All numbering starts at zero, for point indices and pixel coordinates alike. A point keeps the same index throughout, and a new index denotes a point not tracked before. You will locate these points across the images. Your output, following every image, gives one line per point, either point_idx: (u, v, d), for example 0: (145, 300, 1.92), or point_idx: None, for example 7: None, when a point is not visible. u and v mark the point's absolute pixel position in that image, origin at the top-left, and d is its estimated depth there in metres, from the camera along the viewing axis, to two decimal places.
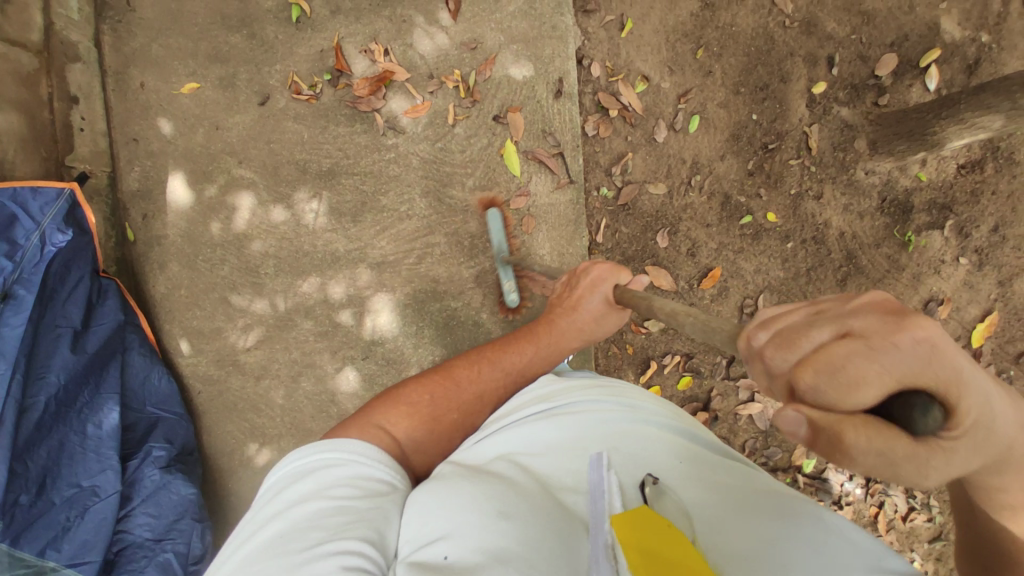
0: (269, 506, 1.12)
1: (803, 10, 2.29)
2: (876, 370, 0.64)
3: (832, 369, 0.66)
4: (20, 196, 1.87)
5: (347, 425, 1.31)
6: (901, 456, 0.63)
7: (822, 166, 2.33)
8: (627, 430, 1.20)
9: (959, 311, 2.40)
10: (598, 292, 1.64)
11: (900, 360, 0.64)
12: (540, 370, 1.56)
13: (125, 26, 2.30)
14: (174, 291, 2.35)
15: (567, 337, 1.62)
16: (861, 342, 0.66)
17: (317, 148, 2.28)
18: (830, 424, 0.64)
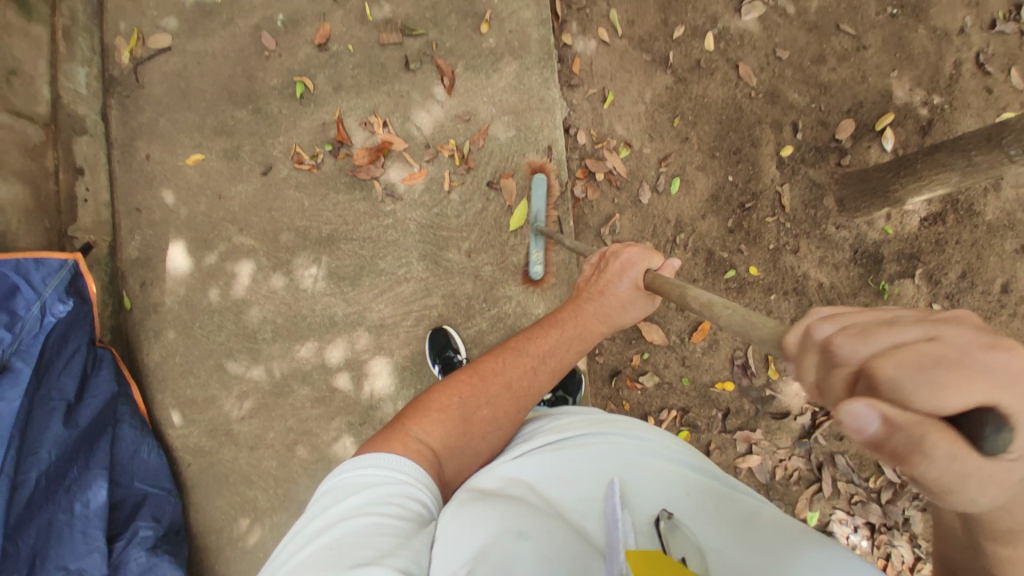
0: (322, 518, 1.14)
1: (767, 83, 2.51)
2: (972, 373, 0.52)
3: (917, 362, 0.54)
4: (23, 266, 1.88)
5: (385, 436, 1.32)
6: (975, 476, 0.53)
7: (796, 222, 2.49)
8: (638, 463, 1.24)
9: None
10: (627, 276, 1.63)
11: (1008, 371, 0.52)
12: (571, 358, 1.58)
13: (132, 101, 2.39)
14: (169, 358, 2.34)
15: (594, 323, 1.62)
16: (952, 346, 0.55)
17: (317, 215, 2.36)
18: (906, 422, 0.52)
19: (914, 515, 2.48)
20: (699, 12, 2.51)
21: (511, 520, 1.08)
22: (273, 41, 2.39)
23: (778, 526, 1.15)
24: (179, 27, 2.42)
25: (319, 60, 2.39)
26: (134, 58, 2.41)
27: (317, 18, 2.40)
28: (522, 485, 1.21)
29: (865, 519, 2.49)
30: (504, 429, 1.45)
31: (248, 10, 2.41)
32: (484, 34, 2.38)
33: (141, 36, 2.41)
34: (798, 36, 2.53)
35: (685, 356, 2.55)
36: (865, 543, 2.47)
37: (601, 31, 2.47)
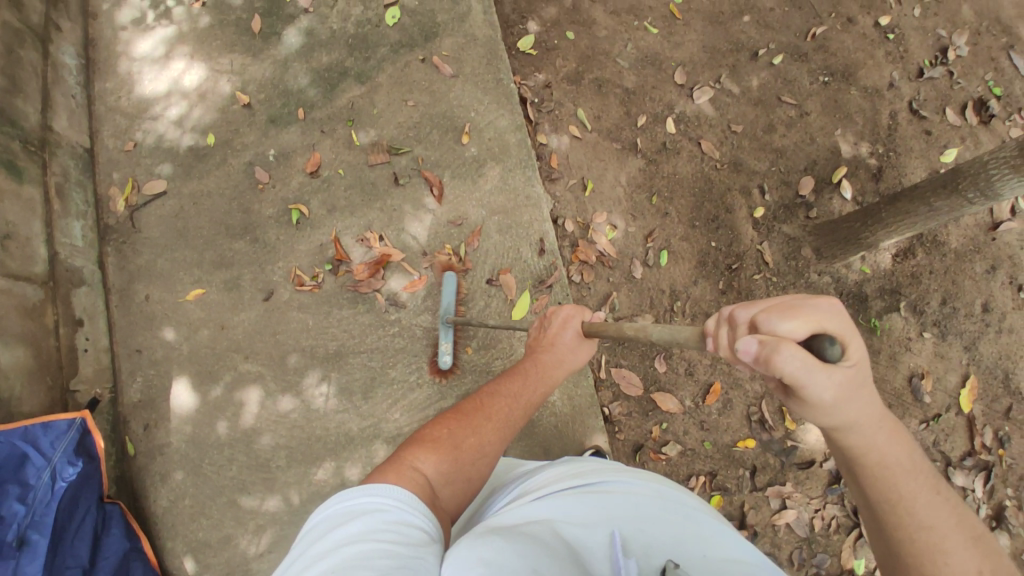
0: (322, 544, 1.08)
1: (728, 154, 2.73)
2: (806, 313, 0.90)
3: (777, 309, 0.92)
4: (31, 432, 1.82)
5: (380, 470, 1.29)
6: (816, 375, 0.85)
7: (782, 275, 2.60)
8: (654, 515, 1.32)
9: (940, 381, 2.57)
10: (569, 326, 1.86)
11: (825, 310, 0.90)
12: (540, 395, 1.67)
13: (129, 246, 2.42)
14: (179, 501, 2.22)
15: (552, 367, 1.76)
16: (797, 300, 0.93)
17: (322, 333, 2.35)
18: (770, 341, 0.87)
19: None
20: (656, 101, 2.78)
21: (546, 562, 1.08)
22: (266, 174, 2.51)
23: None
24: (173, 172, 2.51)
25: (313, 186, 2.51)
26: (129, 205, 2.47)
27: (307, 149, 2.55)
28: (545, 521, 1.25)
29: None
30: (489, 458, 1.47)
31: (240, 149, 2.54)
32: (466, 144, 2.57)
33: (136, 184, 2.49)
34: (747, 111, 2.79)
35: (702, 421, 2.50)
36: None
37: (572, 128, 2.70)
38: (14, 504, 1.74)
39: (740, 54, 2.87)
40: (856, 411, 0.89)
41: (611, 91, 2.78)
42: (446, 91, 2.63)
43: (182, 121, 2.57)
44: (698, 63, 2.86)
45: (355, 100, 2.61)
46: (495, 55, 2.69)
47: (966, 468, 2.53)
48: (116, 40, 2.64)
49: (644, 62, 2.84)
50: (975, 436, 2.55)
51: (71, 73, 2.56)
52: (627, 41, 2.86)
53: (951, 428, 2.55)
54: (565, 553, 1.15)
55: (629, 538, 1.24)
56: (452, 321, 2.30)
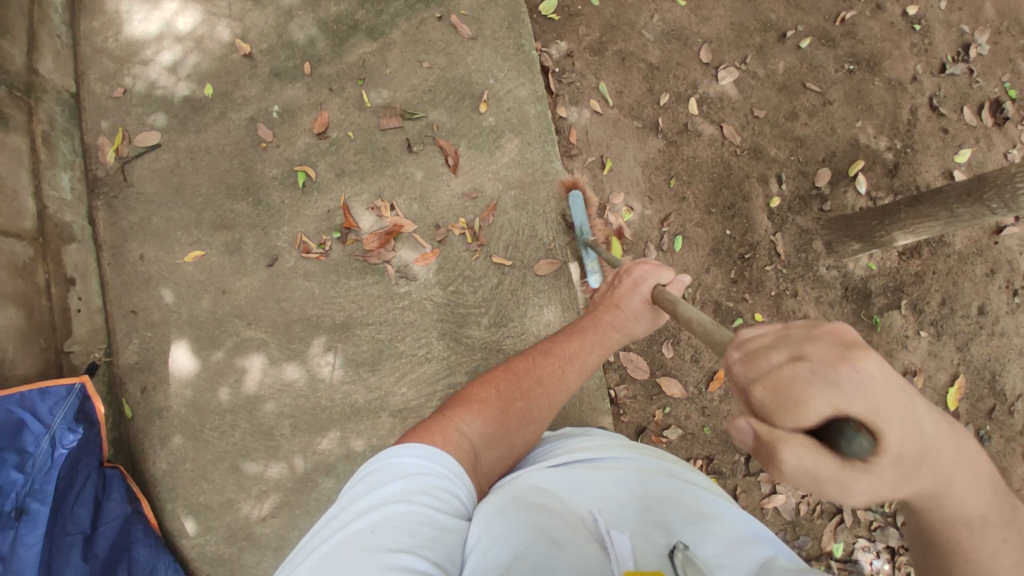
0: (364, 500, 1.12)
1: (749, 140, 2.67)
2: (822, 392, 0.63)
3: (779, 386, 0.66)
4: (28, 399, 1.72)
5: (426, 425, 1.30)
6: (840, 484, 0.63)
7: (792, 267, 2.60)
8: (663, 495, 1.23)
9: (930, 378, 2.64)
10: (638, 290, 1.67)
11: (847, 387, 0.62)
12: (597, 360, 1.57)
13: (122, 200, 2.26)
14: (178, 464, 2.14)
15: (614, 331, 1.62)
16: (812, 364, 0.65)
17: (329, 303, 2.27)
18: (768, 436, 0.65)
19: None
20: (680, 79, 2.69)
21: (545, 530, 1.07)
22: (270, 132, 2.36)
23: (786, 573, 1.06)
24: (168, 124, 2.34)
25: (320, 148, 2.37)
26: (120, 157, 2.29)
27: (314, 107, 2.40)
28: (551, 490, 1.21)
29: (885, 543, 2.49)
30: (535, 425, 1.43)
31: (241, 103, 2.37)
32: (484, 113, 2.45)
33: (127, 135, 2.31)
34: (771, 96, 2.73)
35: (705, 407, 2.49)
36: (887, 566, 2.48)
37: (592, 102, 2.60)
38: (11, 472, 1.67)
39: (769, 34, 2.78)
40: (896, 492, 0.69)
41: (635, 65, 2.67)
42: (464, 54, 2.48)
43: (177, 68, 2.37)
44: (725, 41, 2.75)
45: (367, 57, 2.45)
46: (517, 19, 2.54)
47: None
48: None
49: (670, 36, 2.72)
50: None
51: (53, 9, 2.33)
52: (653, 12, 2.73)
53: None
54: (565, 522, 1.12)
55: (630, 514, 1.17)
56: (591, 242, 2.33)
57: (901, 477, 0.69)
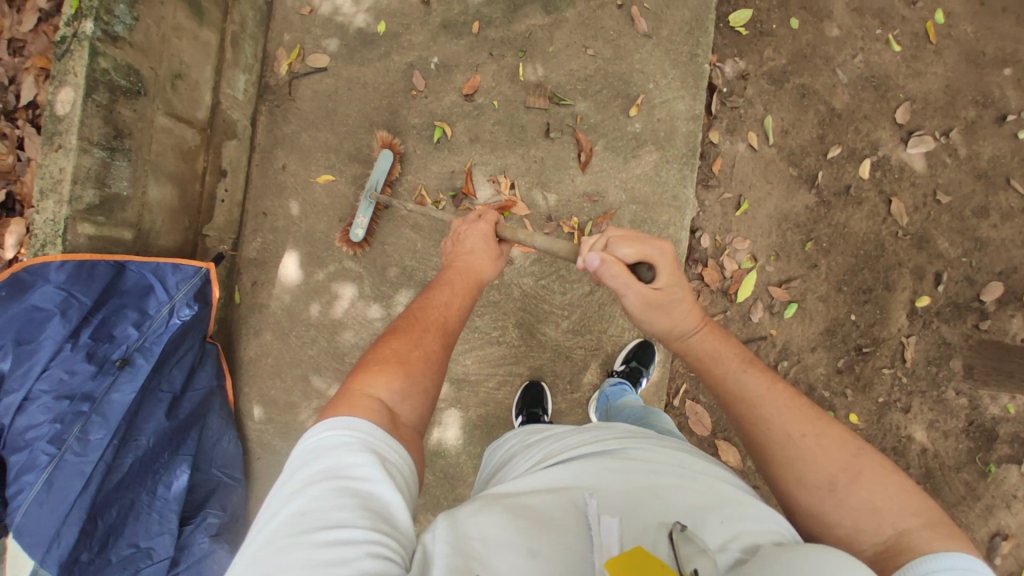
0: (292, 482, 1.04)
1: (918, 224, 2.34)
2: (641, 249, 1.44)
3: (626, 241, 1.45)
4: (161, 269, 1.92)
5: (331, 407, 1.21)
6: (635, 289, 1.42)
7: (914, 377, 2.31)
8: (667, 486, 1.12)
9: (1019, 548, 2.28)
10: (478, 233, 1.84)
11: (649, 249, 1.44)
12: (471, 299, 1.65)
13: (282, 111, 2.47)
14: (263, 357, 2.41)
15: (473, 273, 1.73)
16: (643, 242, 1.45)
17: (426, 259, 2.37)
18: (610, 261, 1.43)
19: None
20: (860, 134, 2.38)
21: (532, 528, 0.99)
22: (423, 82, 2.43)
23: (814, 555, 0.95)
24: (338, 50, 2.48)
25: (463, 109, 2.41)
26: (291, 71, 2.49)
27: (470, 68, 2.42)
28: (536, 482, 1.13)
29: None
30: (438, 368, 1.40)
31: (406, 47, 2.45)
32: (633, 117, 2.35)
33: (302, 52, 2.49)
34: (964, 181, 2.35)
35: (755, 486, 2.34)
36: None
37: (751, 135, 2.39)
38: (129, 326, 1.86)
39: (985, 110, 2.37)
40: (655, 313, 1.43)
41: (814, 106, 2.39)
42: (633, 50, 2.36)
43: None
44: (932, 104, 2.38)
45: (534, 30, 2.40)
46: (701, 26, 2.36)
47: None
48: None
49: (868, 82, 2.40)
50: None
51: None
52: (858, 51, 2.41)
53: None
54: (553, 506, 1.05)
55: (638, 503, 1.07)
56: (372, 198, 2.30)
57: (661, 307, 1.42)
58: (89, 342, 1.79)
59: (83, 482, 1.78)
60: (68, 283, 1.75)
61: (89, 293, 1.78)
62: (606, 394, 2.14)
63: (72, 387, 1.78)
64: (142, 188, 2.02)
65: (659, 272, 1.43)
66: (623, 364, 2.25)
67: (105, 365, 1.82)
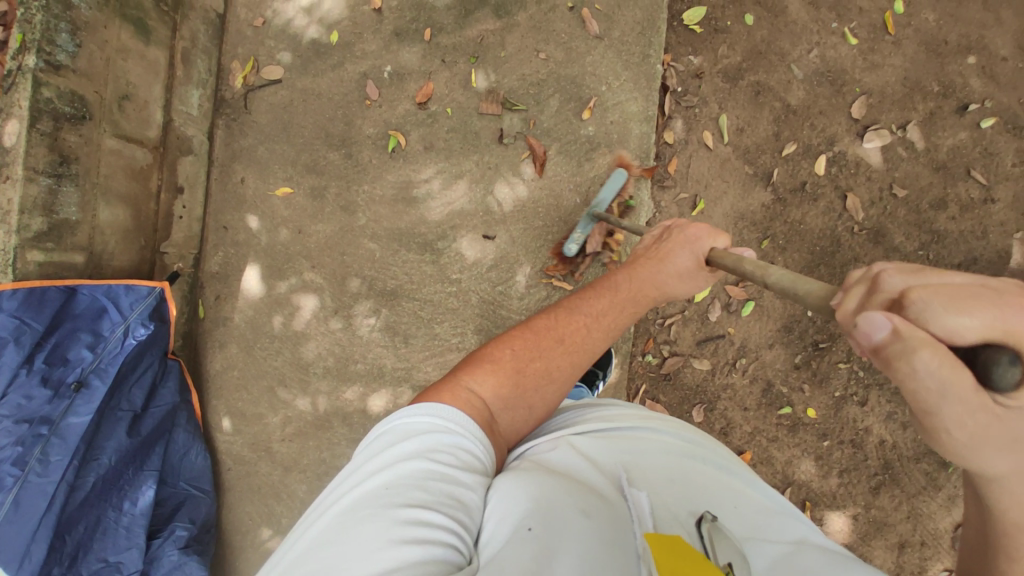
0: (379, 457, 1.10)
1: (874, 219, 2.34)
2: (991, 312, 0.67)
3: (950, 296, 0.69)
4: (114, 291, 2.02)
5: (439, 386, 1.29)
6: (963, 399, 0.67)
7: (871, 370, 2.33)
8: (682, 469, 1.25)
9: None
10: (688, 248, 1.53)
11: (1013, 317, 0.66)
12: (627, 318, 1.51)
13: (238, 125, 2.48)
14: (229, 369, 2.45)
15: (648, 287, 1.54)
16: (989, 294, 0.69)
17: (385, 268, 2.39)
18: (912, 334, 0.67)
19: None
20: (816, 130, 2.37)
21: (576, 496, 1.08)
22: (376, 91, 2.43)
23: (814, 546, 1.13)
24: (292, 62, 2.48)
25: (416, 118, 2.41)
26: (246, 84, 2.49)
27: (422, 75, 2.42)
28: (574, 457, 1.22)
29: None
30: (552, 385, 1.40)
31: (359, 57, 2.45)
32: (585, 121, 2.34)
33: (256, 64, 2.49)
34: (921, 174, 2.34)
35: None
36: None
37: (706, 134, 2.38)
38: (83, 349, 1.95)
39: (946, 101, 2.34)
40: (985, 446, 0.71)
41: (769, 103, 2.37)
42: (585, 53, 2.35)
43: (311, 10, 2.48)
44: (889, 98, 2.36)
45: (486, 35, 2.39)
46: (652, 26, 2.34)
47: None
48: None
49: (823, 77, 2.37)
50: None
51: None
52: (813, 45, 2.38)
53: None
54: (588, 482, 1.15)
55: (659, 485, 1.18)
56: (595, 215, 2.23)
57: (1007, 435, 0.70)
58: (44, 367, 1.87)
59: (47, 501, 1.84)
60: (20, 310, 1.81)
61: (42, 319, 1.86)
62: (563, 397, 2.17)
63: (31, 411, 1.85)
64: (91, 211, 2.07)
65: None
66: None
67: (60, 389, 1.90)
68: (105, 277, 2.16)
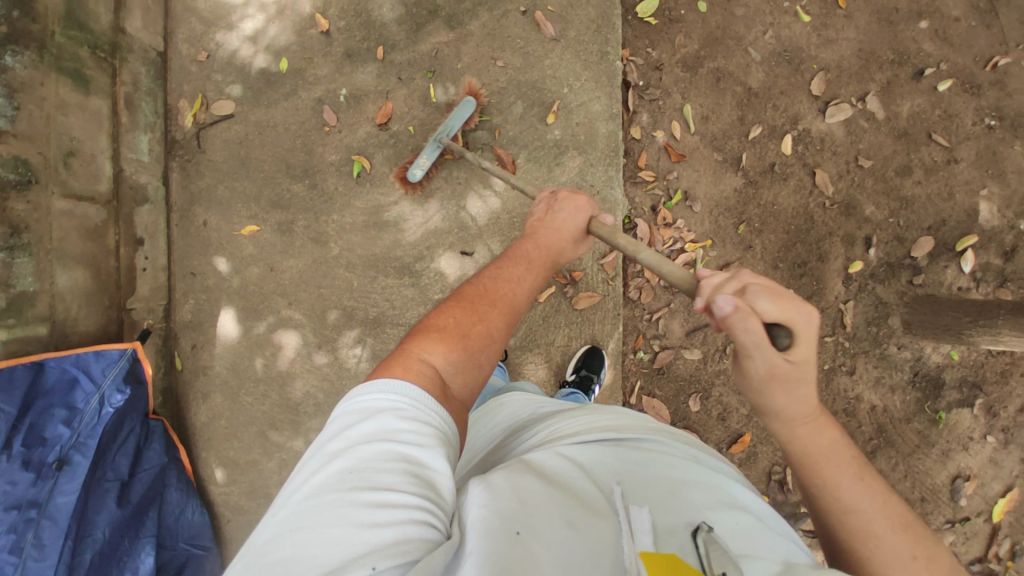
0: (339, 441, 1.04)
1: (843, 192, 2.37)
2: (788, 302, 0.96)
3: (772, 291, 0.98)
4: (83, 360, 1.95)
5: (381, 363, 1.21)
6: (761, 352, 0.98)
7: (856, 340, 2.36)
8: (683, 479, 1.17)
9: (983, 487, 2.31)
10: (579, 216, 1.71)
11: (797, 310, 0.96)
12: (540, 281, 1.54)
13: (194, 165, 2.39)
14: (216, 419, 2.38)
15: (553, 251, 1.63)
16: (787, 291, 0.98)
17: (364, 297, 2.34)
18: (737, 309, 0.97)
19: None
20: (779, 110, 2.38)
21: (563, 506, 1.01)
22: (334, 116, 2.36)
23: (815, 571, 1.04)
24: (243, 95, 2.39)
25: (378, 140, 2.35)
26: (197, 122, 2.39)
27: (379, 96, 2.35)
28: (569, 464, 1.15)
29: None
30: (498, 346, 1.37)
31: (312, 82, 2.37)
32: (551, 125, 2.31)
33: (205, 101, 2.39)
34: (884, 143, 2.37)
35: None
36: None
37: (672, 125, 2.37)
38: (59, 426, 1.88)
39: (902, 68, 2.37)
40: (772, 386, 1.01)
41: (730, 88, 2.38)
42: (542, 56, 2.31)
43: (256, 38, 2.39)
44: (846, 71, 2.38)
45: (440, 48, 2.33)
46: (607, 23, 2.31)
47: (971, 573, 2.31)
48: None
49: (781, 57, 2.38)
50: (992, 545, 2.30)
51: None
52: (767, 26, 2.38)
53: (973, 534, 2.31)
54: (577, 489, 1.08)
55: (657, 494, 1.10)
56: (440, 141, 2.24)
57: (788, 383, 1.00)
58: (23, 450, 1.80)
59: None
60: None
61: (13, 401, 1.78)
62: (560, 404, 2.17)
63: (16, 497, 1.78)
64: (48, 279, 1.97)
65: (800, 341, 0.97)
66: (574, 374, 2.31)
67: (43, 470, 1.83)
68: (72, 346, 2.06)
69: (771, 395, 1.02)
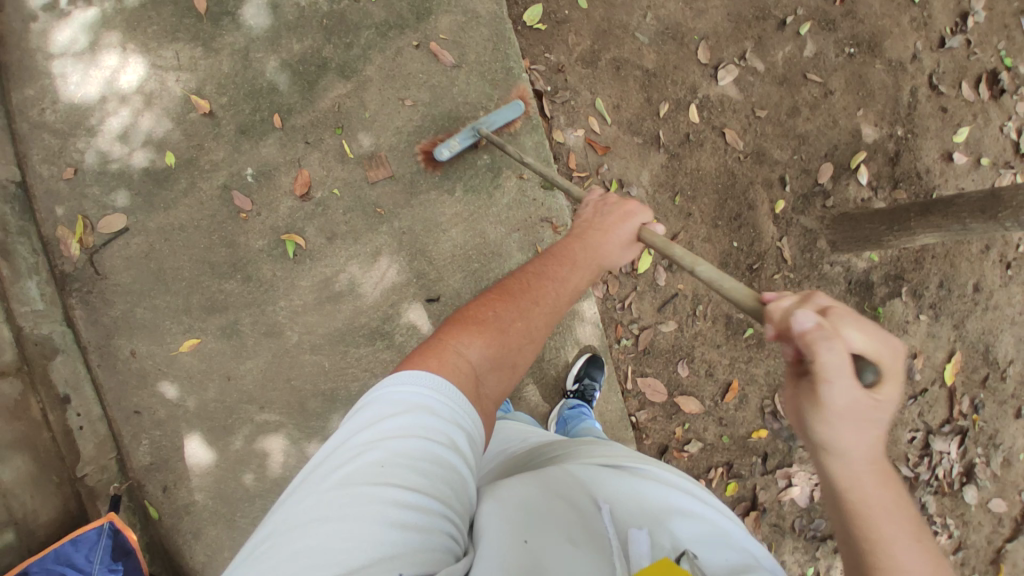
0: (368, 429, 0.95)
1: (752, 143, 2.57)
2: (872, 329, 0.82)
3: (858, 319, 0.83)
4: (63, 553, 1.79)
5: (420, 351, 1.12)
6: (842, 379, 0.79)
7: (797, 270, 2.56)
8: (684, 502, 1.02)
9: (930, 358, 2.61)
10: (631, 222, 1.53)
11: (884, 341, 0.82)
12: (587, 283, 1.42)
13: (98, 295, 2.10)
14: (216, 554, 2.13)
15: (602, 255, 1.47)
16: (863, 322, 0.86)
17: (341, 373, 2.18)
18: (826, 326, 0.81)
19: (930, 499, 2.59)
20: (678, 84, 2.52)
21: (565, 522, 0.92)
22: (248, 200, 2.17)
23: None
24: (132, 203, 2.13)
25: (306, 211, 2.19)
26: (86, 247, 2.10)
27: (292, 165, 2.19)
28: (572, 481, 1.03)
29: None
30: (530, 345, 1.26)
31: (210, 169, 2.16)
32: (478, 151, 2.28)
33: (89, 221, 2.11)
34: (771, 91, 2.59)
35: (722, 418, 2.55)
36: None
37: (590, 120, 2.44)
38: None
39: (767, 21, 2.60)
40: (840, 423, 0.82)
41: (630, 74, 2.48)
42: (449, 85, 2.26)
43: (128, 136, 2.14)
44: (722, 35, 2.56)
45: (342, 101, 2.21)
46: (503, 39, 2.31)
47: (944, 434, 2.61)
48: (29, 48, 2.13)
49: (665, 35, 2.52)
50: (954, 405, 2.62)
51: None
52: (646, 10, 2.51)
53: (934, 401, 2.61)
54: (575, 500, 0.98)
55: (654, 513, 0.97)
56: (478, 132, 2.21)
57: (858, 427, 0.82)
58: None
59: None
60: None
61: None
62: (564, 418, 2.20)
63: None
64: None
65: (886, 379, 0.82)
66: (576, 383, 2.33)
67: None
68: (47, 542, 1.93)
69: (840, 435, 0.83)
